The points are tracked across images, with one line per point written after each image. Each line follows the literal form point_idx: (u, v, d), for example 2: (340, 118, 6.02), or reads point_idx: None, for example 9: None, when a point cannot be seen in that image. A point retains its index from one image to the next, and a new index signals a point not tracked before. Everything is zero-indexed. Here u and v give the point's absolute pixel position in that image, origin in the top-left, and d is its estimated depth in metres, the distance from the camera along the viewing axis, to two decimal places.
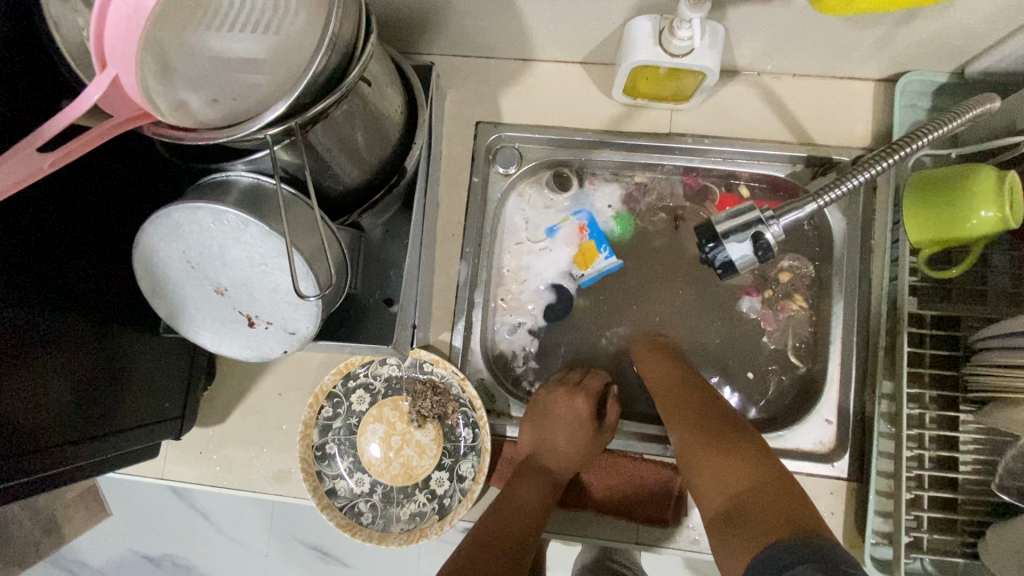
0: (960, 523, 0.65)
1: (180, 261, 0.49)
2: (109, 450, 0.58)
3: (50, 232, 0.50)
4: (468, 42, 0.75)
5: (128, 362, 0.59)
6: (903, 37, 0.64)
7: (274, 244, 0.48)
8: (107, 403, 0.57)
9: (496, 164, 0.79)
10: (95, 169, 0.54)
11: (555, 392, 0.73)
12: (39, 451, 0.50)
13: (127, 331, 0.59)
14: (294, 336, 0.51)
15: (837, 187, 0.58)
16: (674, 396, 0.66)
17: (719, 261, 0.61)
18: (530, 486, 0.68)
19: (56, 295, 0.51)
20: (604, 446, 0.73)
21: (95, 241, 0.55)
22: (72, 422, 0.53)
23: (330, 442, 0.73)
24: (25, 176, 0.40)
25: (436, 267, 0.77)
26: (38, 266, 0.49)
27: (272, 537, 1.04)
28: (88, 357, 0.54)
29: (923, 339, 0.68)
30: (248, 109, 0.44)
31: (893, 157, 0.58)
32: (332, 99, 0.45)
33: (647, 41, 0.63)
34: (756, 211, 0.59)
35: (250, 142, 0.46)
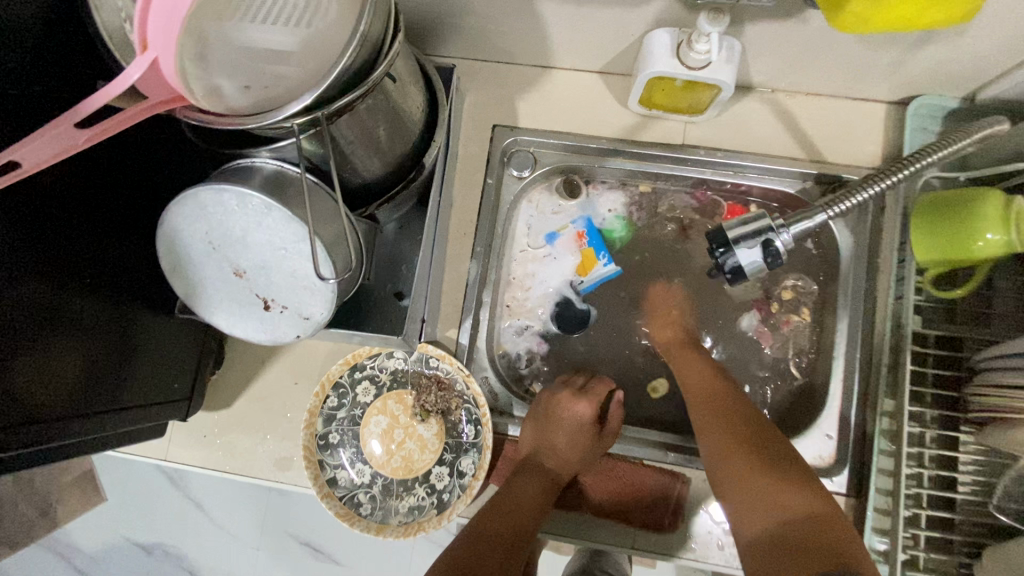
0: (956, 544, 0.65)
1: (201, 241, 0.49)
2: (119, 425, 0.59)
3: (70, 213, 0.51)
4: (490, 47, 0.77)
5: (139, 341, 0.60)
6: (917, 61, 0.66)
7: (296, 229, 0.48)
8: (122, 377, 0.58)
9: (511, 167, 0.80)
10: (120, 151, 0.56)
11: (559, 396, 0.74)
12: (51, 421, 0.51)
13: (141, 309, 0.60)
14: (308, 321, 0.52)
15: (846, 200, 0.61)
16: (713, 404, 0.66)
17: (730, 267, 0.62)
18: (526, 484, 0.69)
19: (77, 272, 0.52)
20: (603, 448, 0.74)
21: (113, 220, 0.56)
22: (78, 398, 0.53)
23: (333, 432, 0.74)
24: (64, 149, 0.42)
25: (447, 265, 0.78)
26: (61, 240, 0.51)
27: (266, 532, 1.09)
28: (99, 337, 0.55)
29: (926, 358, 0.68)
30: (277, 99, 0.46)
31: (903, 173, 0.61)
32: (357, 94, 0.47)
33: (665, 53, 0.64)
34: (769, 219, 0.61)
35: (278, 130, 0.48)
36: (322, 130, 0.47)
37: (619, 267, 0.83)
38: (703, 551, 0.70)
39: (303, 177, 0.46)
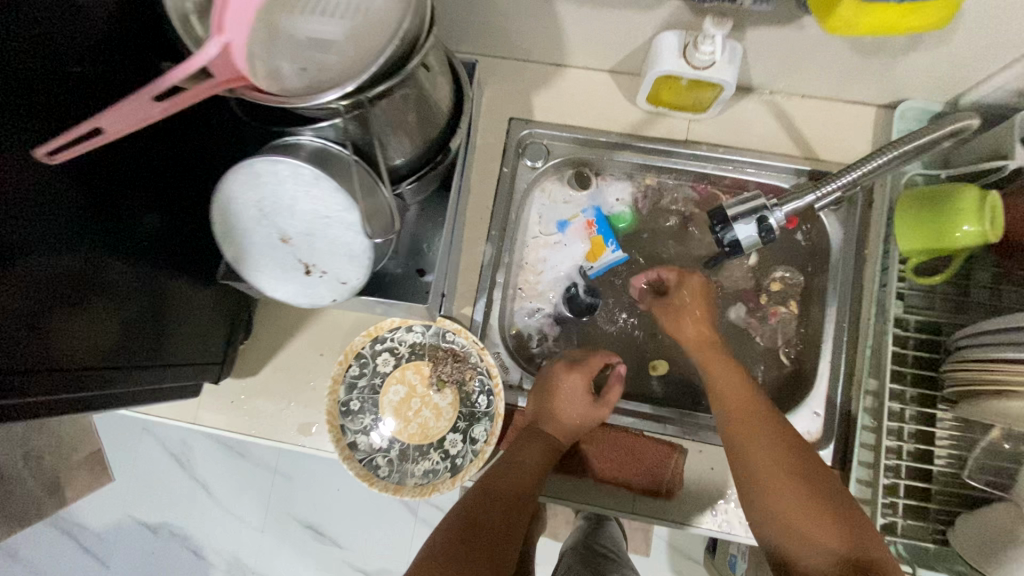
0: (932, 512, 0.71)
1: (252, 208, 0.54)
2: (154, 381, 0.64)
3: (123, 182, 0.57)
4: (509, 45, 0.82)
5: (174, 305, 0.65)
6: (905, 65, 0.71)
7: (341, 200, 0.54)
8: (158, 337, 0.63)
9: (525, 158, 0.86)
10: (171, 128, 0.62)
11: (557, 371, 0.79)
12: (102, 369, 0.56)
13: (176, 275, 0.66)
14: (345, 286, 0.57)
15: (836, 179, 0.68)
16: (753, 423, 0.64)
17: (728, 241, 0.71)
18: (529, 448, 0.75)
19: (125, 235, 0.58)
20: (600, 419, 0.78)
21: (159, 191, 0.62)
22: (121, 353, 0.58)
23: (354, 399, 0.78)
24: (141, 120, 0.47)
25: (463, 247, 0.82)
26: (111, 205, 0.56)
27: (269, 512, 1.64)
28: (141, 298, 0.60)
29: (907, 341, 0.73)
30: (322, 83, 0.51)
31: (886, 154, 0.67)
32: (392, 82, 0.52)
33: (671, 54, 0.70)
34: (763, 200, 0.71)
35: (325, 110, 0.53)
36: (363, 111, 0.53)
37: (625, 253, 0.89)
38: (696, 517, 0.75)
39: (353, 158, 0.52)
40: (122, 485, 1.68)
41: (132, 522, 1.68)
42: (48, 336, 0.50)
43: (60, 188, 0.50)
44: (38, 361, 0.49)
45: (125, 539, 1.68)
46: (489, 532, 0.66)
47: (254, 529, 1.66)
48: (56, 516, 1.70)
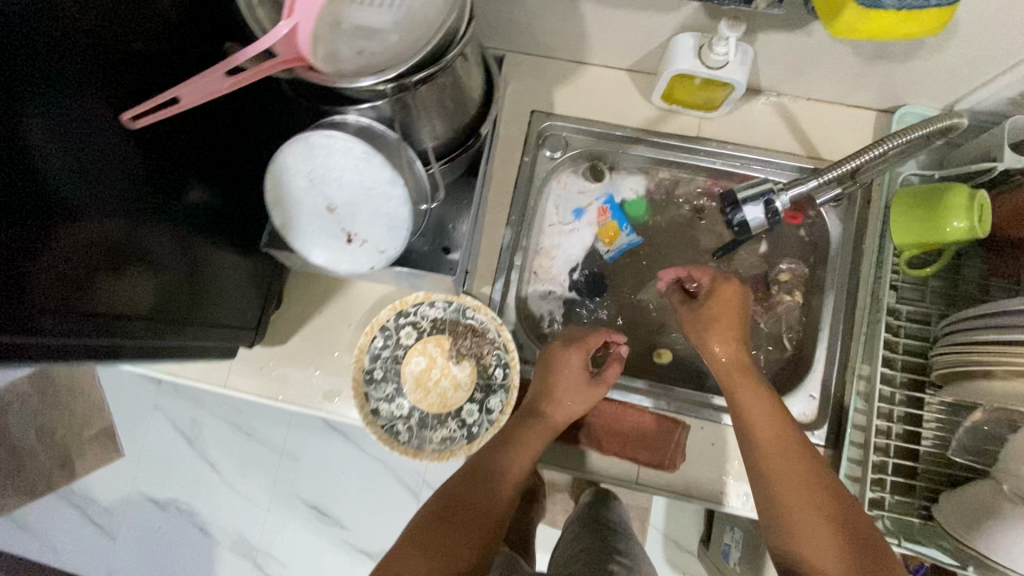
0: (918, 489, 0.76)
1: (304, 178, 0.60)
2: (196, 335, 0.69)
3: (174, 151, 0.63)
4: (533, 41, 0.87)
5: (208, 266, 0.70)
6: (904, 72, 0.77)
7: (386, 175, 0.59)
8: (195, 294, 0.68)
9: (545, 148, 0.90)
10: (218, 106, 0.68)
11: (555, 349, 0.82)
12: (150, 320, 0.61)
13: (212, 239, 0.71)
14: (383, 255, 0.62)
15: (835, 168, 0.74)
16: (774, 431, 0.68)
17: (737, 222, 0.78)
18: (529, 432, 0.77)
19: (169, 196, 0.63)
20: (597, 398, 0.80)
21: (203, 163, 0.68)
22: (164, 305, 0.63)
23: (378, 369, 0.83)
24: (212, 92, 0.52)
25: (484, 230, 0.87)
26: (158, 167, 0.61)
27: (276, 492, 1.68)
28: (178, 255, 0.65)
29: (900, 330, 0.79)
30: (367, 67, 0.56)
31: (878, 149, 0.72)
32: (430, 71, 0.57)
33: (688, 54, 0.76)
34: (769, 184, 0.77)
35: (369, 92, 0.58)
36: (402, 94, 0.58)
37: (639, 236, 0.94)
38: (697, 489, 0.80)
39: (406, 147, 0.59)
40: (133, 461, 1.72)
41: (141, 497, 1.72)
42: (108, 283, 0.55)
43: (116, 151, 0.55)
44: (96, 304, 0.53)
45: (134, 513, 1.72)
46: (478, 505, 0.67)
47: (260, 508, 1.69)
48: (67, 489, 1.74)
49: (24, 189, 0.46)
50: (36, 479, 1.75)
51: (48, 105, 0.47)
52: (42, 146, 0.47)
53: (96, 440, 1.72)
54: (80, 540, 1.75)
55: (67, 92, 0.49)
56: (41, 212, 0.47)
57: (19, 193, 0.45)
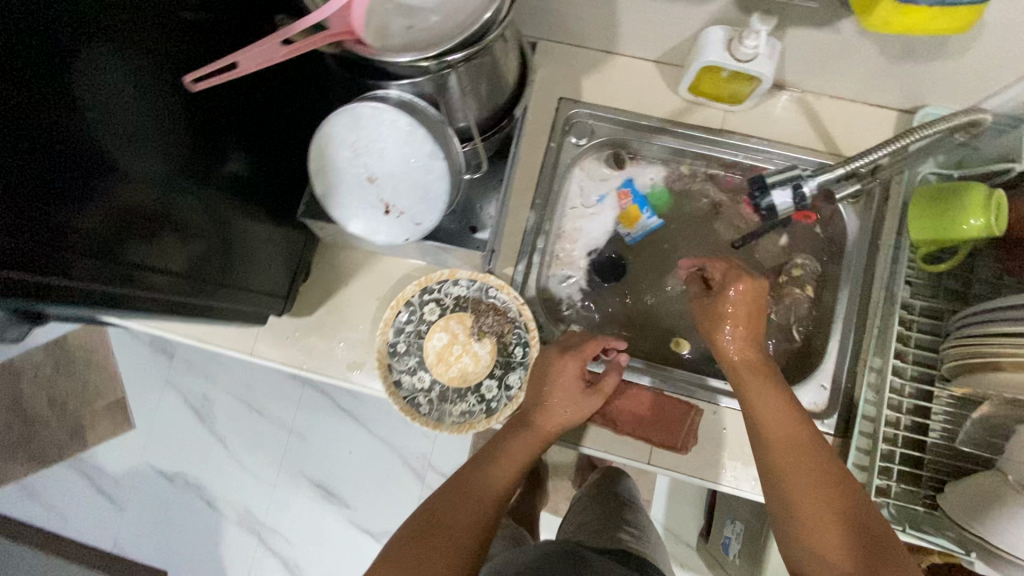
0: (924, 479, 0.78)
1: (348, 148, 0.63)
2: (226, 298, 0.71)
3: (217, 117, 0.65)
4: (564, 30, 0.89)
5: (242, 232, 0.72)
6: (927, 72, 0.79)
7: (428, 150, 0.62)
8: (227, 257, 0.70)
9: (570, 135, 0.93)
10: (260, 80, 0.70)
11: (550, 358, 0.80)
12: (181, 277, 0.62)
13: (248, 206, 0.73)
14: (418, 227, 0.64)
15: (863, 157, 0.75)
16: (782, 417, 0.70)
17: (765, 205, 0.80)
18: (516, 440, 0.76)
19: (209, 160, 0.65)
20: (593, 407, 0.78)
21: (245, 134, 0.70)
22: (196, 265, 0.65)
23: (401, 342, 0.86)
24: (266, 61, 0.55)
25: (509, 213, 0.89)
26: (198, 130, 0.63)
27: (283, 470, 1.68)
28: (214, 218, 0.67)
29: (912, 324, 0.81)
30: (405, 45, 0.58)
31: (903, 139, 0.73)
32: (465, 54, 0.58)
33: (718, 46, 0.77)
34: (797, 171, 0.79)
35: (407, 69, 0.60)
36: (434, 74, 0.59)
37: (661, 220, 0.96)
38: (708, 471, 0.82)
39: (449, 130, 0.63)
40: (144, 433, 1.74)
41: (149, 470, 1.73)
42: (141, 236, 0.56)
43: (155, 113, 0.57)
44: (129, 255, 0.55)
45: (139, 486, 1.73)
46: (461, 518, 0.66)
47: (266, 485, 1.69)
48: (76, 459, 1.75)
49: (59, 137, 0.47)
50: (46, 447, 1.77)
51: (91, 59, 0.50)
52: (81, 99, 0.49)
53: (109, 411, 1.75)
54: (83, 512, 1.75)
55: (109, 50, 0.51)
56: (73, 160, 0.49)
57: (52, 140, 0.47)
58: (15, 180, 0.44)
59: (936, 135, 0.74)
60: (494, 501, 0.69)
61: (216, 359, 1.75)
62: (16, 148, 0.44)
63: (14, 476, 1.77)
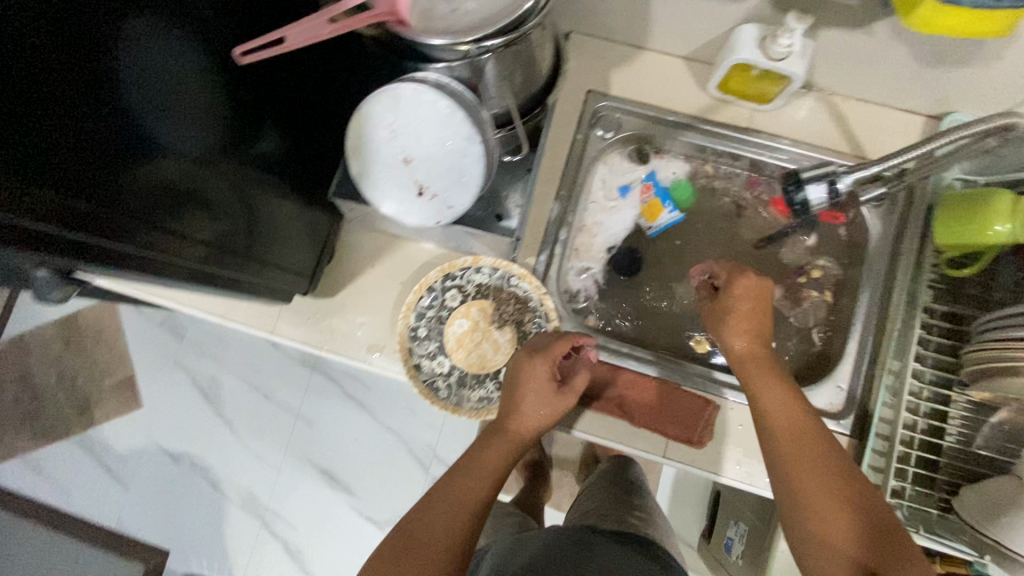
0: (938, 482, 0.78)
1: (385, 129, 0.66)
2: (255, 271, 0.72)
3: (254, 95, 0.66)
4: (596, 23, 0.90)
5: (272, 207, 0.73)
6: (958, 77, 0.79)
7: (466, 136, 0.65)
8: (257, 231, 0.71)
9: (598, 128, 0.94)
10: (295, 59, 0.71)
11: (519, 361, 0.77)
12: (213, 247, 0.63)
13: (280, 183, 0.74)
14: (450, 211, 0.66)
15: (900, 155, 0.74)
16: (795, 422, 0.68)
17: (798, 202, 0.81)
18: (490, 447, 0.74)
19: (245, 135, 0.66)
20: (567, 407, 0.76)
21: (279, 112, 0.71)
22: (229, 236, 0.66)
23: (422, 327, 0.86)
24: (313, 36, 0.56)
25: (534, 203, 0.90)
26: (237, 106, 0.64)
27: (288, 456, 1.68)
28: (248, 192, 0.68)
29: (932, 328, 0.81)
30: (445, 26, 0.59)
31: (932, 144, 0.72)
32: (504, 39, 0.58)
33: (751, 44, 0.78)
34: (833, 167, 0.79)
35: (445, 50, 0.60)
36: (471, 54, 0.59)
37: (683, 214, 0.98)
38: (722, 467, 0.82)
39: (486, 116, 0.66)
40: (151, 413, 1.74)
41: (155, 449, 1.73)
42: (177, 205, 0.57)
43: (195, 84, 0.58)
44: (163, 223, 0.56)
45: (145, 466, 1.73)
46: (439, 533, 0.65)
47: (270, 469, 1.69)
48: (83, 436, 1.76)
49: (99, 101, 0.48)
50: (53, 423, 1.77)
51: (136, 27, 0.50)
52: (121, 66, 0.50)
53: (118, 389, 1.76)
54: (85, 489, 1.74)
55: (153, 20, 0.52)
56: (112, 125, 0.49)
57: (91, 104, 0.47)
58: (53, 140, 0.44)
59: (969, 141, 0.72)
60: (468, 509, 0.68)
61: (225, 342, 1.76)
62: (57, 109, 0.44)
63: (19, 451, 1.77)
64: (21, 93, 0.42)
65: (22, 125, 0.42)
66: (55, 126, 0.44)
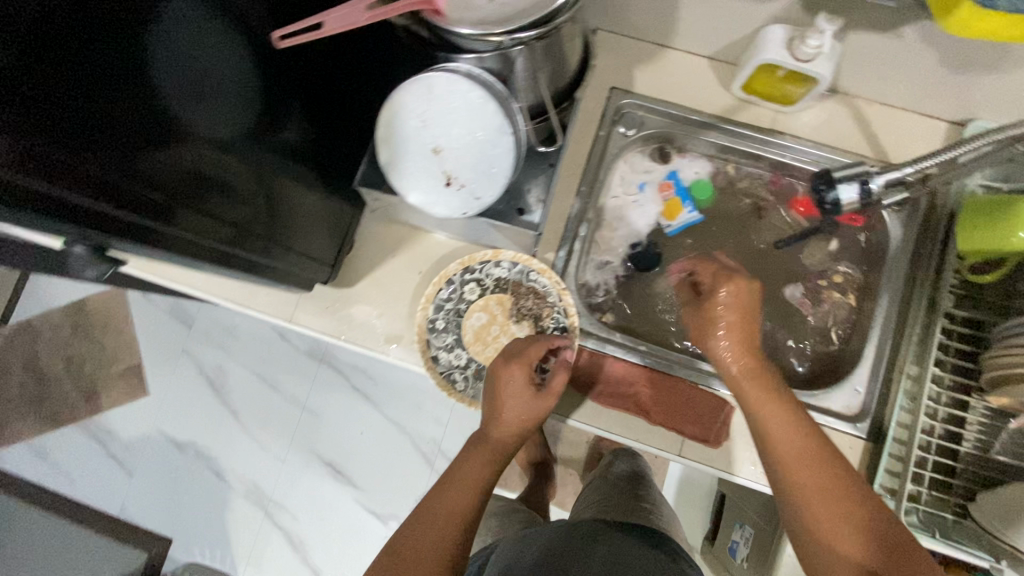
0: (955, 487, 0.78)
1: (417, 118, 0.68)
2: (275, 256, 0.72)
3: (286, 82, 0.66)
4: (622, 20, 0.90)
5: (295, 193, 0.73)
6: (985, 83, 0.79)
7: (496, 127, 0.67)
8: (279, 216, 0.71)
9: (619, 125, 0.94)
10: (326, 48, 0.71)
11: (496, 368, 0.77)
12: (234, 229, 0.63)
13: (305, 170, 0.74)
14: (477, 201, 0.67)
15: (926, 160, 0.75)
16: (787, 435, 0.64)
17: (830, 200, 0.80)
18: (472, 459, 0.73)
19: (274, 121, 0.66)
20: (545, 410, 0.76)
21: (309, 101, 0.71)
22: (251, 220, 0.66)
23: (440, 319, 0.86)
24: (346, 24, 0.56)
25: (555, 198, 0.90)
26: (269, 91, 0.64)
27: (293, 448, 1.68)
28: (271, 176, 0.67)
29: (952, 333, 0.81)
30: (478, 18, 0.59)
31: (956, 150, 0.72)
32: (535, 32, 0.58)
33: (779, 44, 0.78)
34: (866, 167, 0.79)
35: (477, 42, 0.60)
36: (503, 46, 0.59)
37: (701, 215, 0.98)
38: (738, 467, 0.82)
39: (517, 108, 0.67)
40: (158, 401, 1.75)
41: (160, 437, 1.73)
42: (200, 185, 0.57)
43: (228, 66, 0.57)
44: (187, 201, 0.56)
45: (150, 454, 1.73)
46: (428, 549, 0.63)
47: (275, 460, 1.69)
48: (89, 422, 1.75)
49: (132, 79, 0.48)
50: (59, 408, 1.77)
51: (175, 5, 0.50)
52: (158, 44, 0.49)
53: (126, 376, 1.76)
54: (88, 475, 1.73)
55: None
56: (142, 104, 0.49)
57: (125, 80, 0.47)
58: (84, 115, 0.44)
59: (995, 148, 0.71)
60: (456, 522, 0.66)
61: (234, 332, 1.76)
62: (90, 84, 0.44)
63: (24, 435, 1.77)
64: (55, 65, 0.42)
65: (55, 96, 0.42)
66: (86, 101, 0.44)
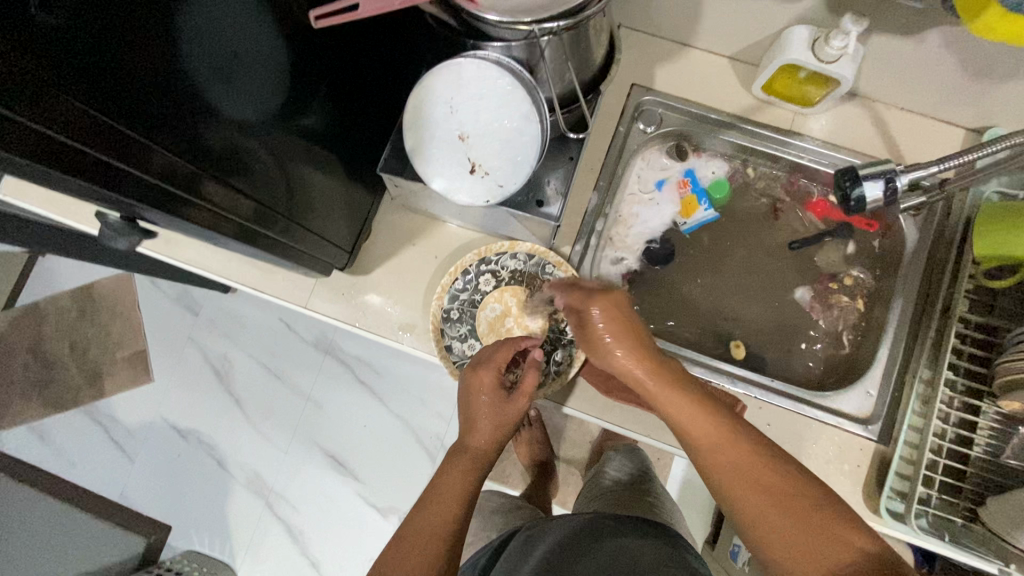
0: (964, 491, 0.78)
1: (445, 105, 0.69)
2: (294, 237, 0.72)
3: (315, 65, 0.67)
4: (645, 17, 0.90)
5: (316, 177, 0.73)
6: (1005, 90, 0.79)
7: (523, 117, 0.68)
8: (300, 198, 0.71)
9: (639, 122, 0.93)
10: (354, 33, 0.72)
11: (466, 377, 0.77)
12: (257, 206, 0.63)
13: (327, 155, 0.75)
14: (501, 189, 0.68)
15: (943, 160, 0.74)
16: (715, 433, 0.59)
17: (854, 197, 0.78)
18: (449, 472, 0.70)
19: (301, 102, 0.66)
20: (521, 410, 0.76)
21: (336, 85, 0.72)
22: (272, 197, 0.66)
23: (455, 309, 0.86)
24: (380, 6, 0.56)
25: (572, 192, 0.90)
26: (298, 72, 0.64)
27: (295, 439, 1.68)
28: (293, 156, 0.68)
29: (965, 338, 0.82)
30: (511, 7, 0.59)
31: (983, 152, 0.71)
32: (566, 22, 0.58)
33: (802, 45, 0.78)
34: (892, 164, 0.78)
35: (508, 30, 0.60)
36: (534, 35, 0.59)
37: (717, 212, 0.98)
38: None
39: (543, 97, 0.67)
40: (162, 388, 1.74)
41: (163, 424, 1.73)
42: (225, 158, 0.57)
43: (260, 43, 0.58)
44: (212, 172, 0.56)
45: (151, 441, 1.73)
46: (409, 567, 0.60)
47: (277, 451, 1.69)
48: (93, 407, 1.75)
49: (166, 47, 0.48)
50: (64, 392, 1.77)
51: None
52: (197, 15, 0.50)
53: (131, 362, 1.76)
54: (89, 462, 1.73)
55: None
56: (176, 71, 0.49)
57: (162, 48, 0.47)
58: (118, 76, 0.44)
59: (1013, 154, 0.72)
60: (438, 535, 0.63)
61: (241, 321, 1.76)
62: (128, 47, 0.44)
63: (26, 419, 1.77)
64: (98, 25, 0.42)
65: (92, 57, 0.42)
66: (122, 63, 0.44)
